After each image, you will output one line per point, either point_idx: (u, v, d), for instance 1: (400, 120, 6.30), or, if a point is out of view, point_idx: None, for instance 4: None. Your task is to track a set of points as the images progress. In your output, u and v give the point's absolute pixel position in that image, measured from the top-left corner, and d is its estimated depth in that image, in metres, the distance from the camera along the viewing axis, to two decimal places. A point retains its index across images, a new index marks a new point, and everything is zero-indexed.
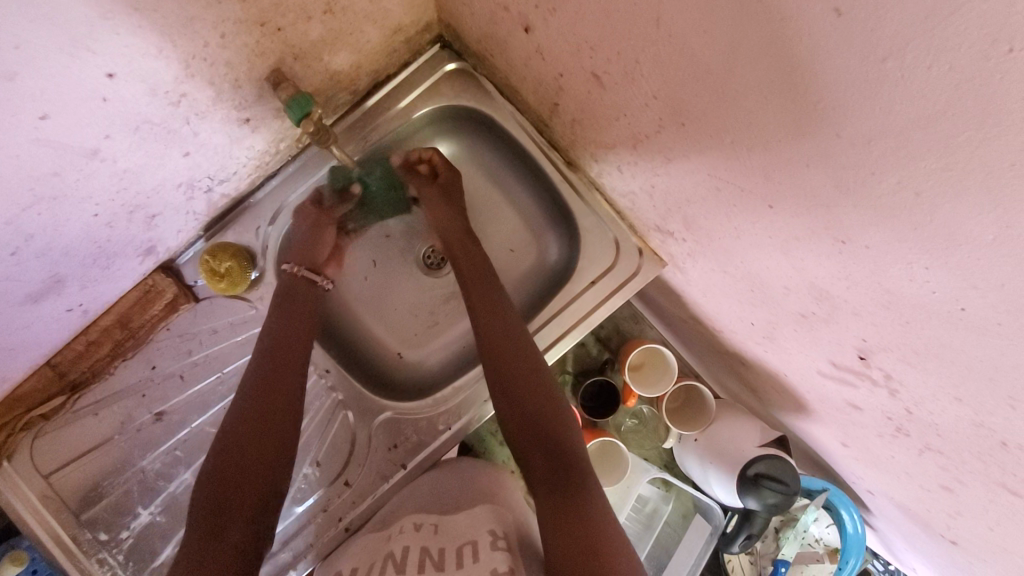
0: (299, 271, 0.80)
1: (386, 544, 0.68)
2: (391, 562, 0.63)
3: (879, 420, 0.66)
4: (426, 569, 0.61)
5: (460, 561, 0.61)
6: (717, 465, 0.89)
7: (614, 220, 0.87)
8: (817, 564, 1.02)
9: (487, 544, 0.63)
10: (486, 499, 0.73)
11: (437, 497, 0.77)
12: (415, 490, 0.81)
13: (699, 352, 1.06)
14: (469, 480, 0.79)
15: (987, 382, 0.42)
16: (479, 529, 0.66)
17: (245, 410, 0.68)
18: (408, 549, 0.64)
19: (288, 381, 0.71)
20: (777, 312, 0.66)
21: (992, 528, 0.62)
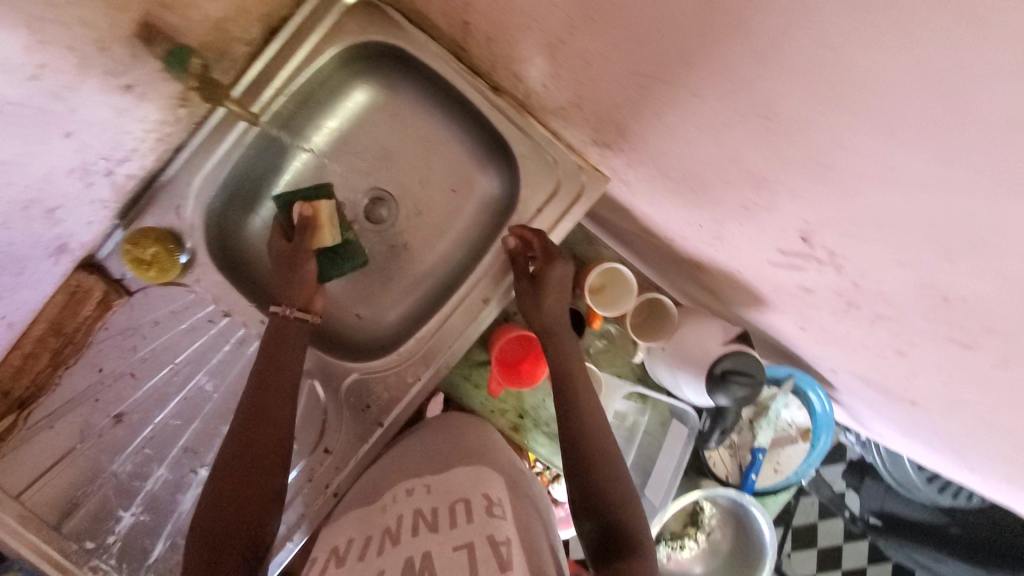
0: (288, 312, 0.77)
1: (382, 514, 0.68)
2: (388, 534, 0.63)
3: (831, 299, 0.67)
4: (421, 528, 0.61)
5: (454, 522, 0.60)
6: (684, 369, 0.91)
7: (551, 142, 0.84)
8: (790, 446, 1.08)
9: (481, 507, 0.63)
10: (479, 458, 0.74)
11: (427, 459, 0.77)
12: (407, 449, 0.82)
13: (658, 265, 1.06)
14: (461, 436, 0.82)
15: (926, 238, 0.43)
16: (472, 490, 0.67)
17: (239, 441, 0.68)
18: (401, 518, 0.64)
19: (278, 400, 0.72)
20: (721, 209, 0.65)
21: (948, 383, 0.66)
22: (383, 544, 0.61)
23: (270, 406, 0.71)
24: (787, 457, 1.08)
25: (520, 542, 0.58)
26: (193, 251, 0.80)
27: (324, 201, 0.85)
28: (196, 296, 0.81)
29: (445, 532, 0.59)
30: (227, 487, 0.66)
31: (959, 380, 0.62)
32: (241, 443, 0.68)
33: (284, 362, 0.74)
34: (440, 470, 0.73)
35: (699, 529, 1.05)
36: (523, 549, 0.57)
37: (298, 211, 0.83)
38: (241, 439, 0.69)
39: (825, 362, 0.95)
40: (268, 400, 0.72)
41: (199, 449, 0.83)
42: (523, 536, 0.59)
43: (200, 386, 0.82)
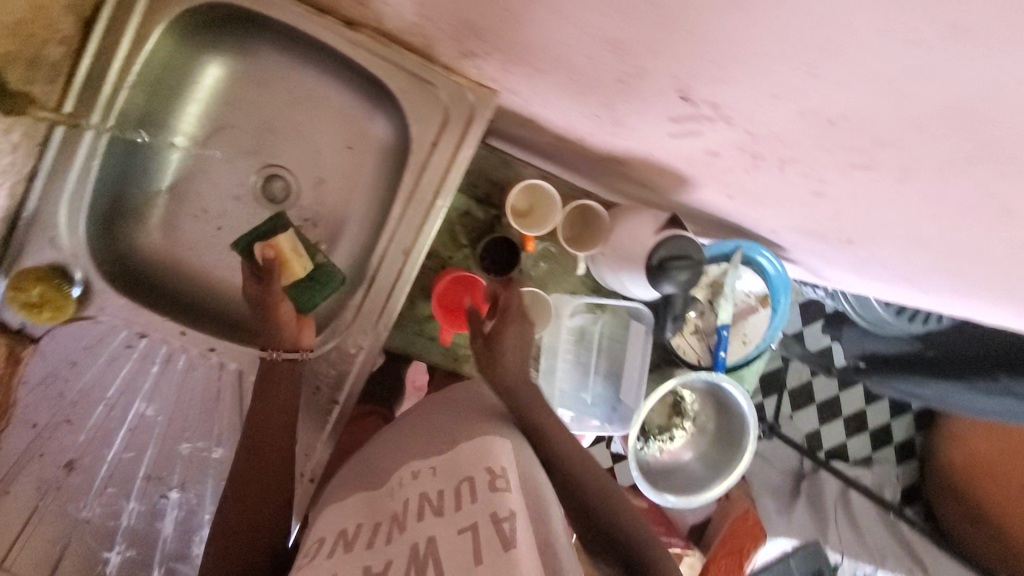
0: (279, 355, 0.77)
1: (392, 499, 0.67)
2: (395, 521, 0.63)
3: (738, 157, 0.65)
4: (426, 513, 0.61)
5: (459, 502, 0.61)
6: (626, 268, 0.90)
7: (426, 68, 0.79)
8: (753, 315, 1.08)
9: (484, 483, 0.62)
10: (481, 423, 0.73)
11: (434, 435, 0.76)
12: (415, 428, 0.81)
13: (583, 170, 1.03)
14: (460, 402, 0.80)
15: (789, 56, 0.40)
16: (474, 465, 0.65)
17: (235, 483, 0.69)
18: (408, 503, 0.64)
19: (267, 433, 0.72)
20: (603, 91, 0.61)
21: (869, 212, 0.65)
22: (391, 531, 0.61)
23: (262, 443, 0.71)
24: (752, 327, 1.09)
25: (525, 516, 0.57)
26: (87, 280, 0.76)
27: (282, 235, 0.82)
28: (108, 326, 0.77)
29: (449, 515, 0.59)
30: (231, 526, 0.66)
31: (875, 204, 0.61)
32: (240, 486, 0.68)
33: (274, 407, 0.74)
34: (446, 444, 0.72)
35: (683, 417, 1.08)
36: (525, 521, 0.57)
37: (261, 253, 0.79)
38: (237, 479, 0.69)
39: (764, 224, 0.95)
40: (262, 440, 0.72)
41: (162, 473, 0.81)
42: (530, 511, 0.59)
43: (142, 414, 0.79)
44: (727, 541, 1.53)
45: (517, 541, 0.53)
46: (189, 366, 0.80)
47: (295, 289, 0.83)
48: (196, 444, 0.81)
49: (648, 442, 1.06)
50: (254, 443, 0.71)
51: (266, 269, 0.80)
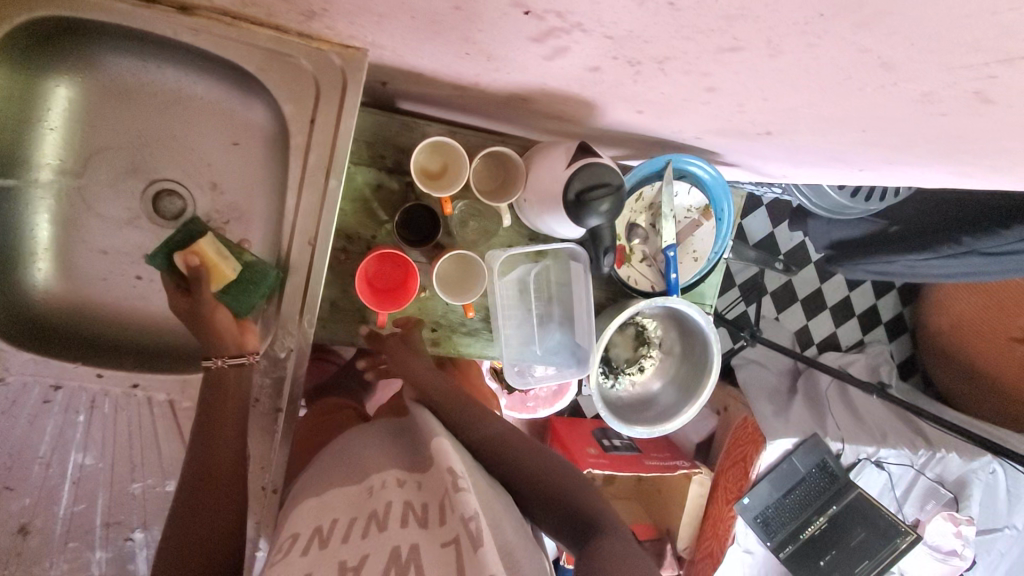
0: (222, 363, 0.74)
1: (369, 500, 0.68)
2: (374, 520, 0.64)
3: (616, 66, 0.59)
4: (410, 520, 0.63)
5: (441, 517, 0.63)
6: (549, 209, 0.85)
7: (279, 40, 0.72)
8: (699, 230, 1.04)
9: (454, 486, 0.65)
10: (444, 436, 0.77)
11: (398, 454, 0.79)
12: (381, 442, 0.83)
13: (492, 116, 0.98)
14: (413, 428, 0.85)
15: None
16: (442, 471, 0.68)
17: (193, 501, 0.67)
18: (390, 505, 0.66)
19: (227, 455, 0.71)
20: (450, 23, 0.56)
21: (768, 97, 0.60)
22: (368, 528, 0.63)
23: (218, 459, 0.71)
24: (701, 242, 1.05)
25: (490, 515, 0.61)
26: None
27: (201, 240, 0.75)
28: (19, 385, 0.73)
29: (433, 530, 0.62)
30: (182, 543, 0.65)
31: (766, 87, 0.56)
32: (193, 502, 0.68)
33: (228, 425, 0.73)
34: (415, 463, 0.76)
35: (649, 346, 1.06)
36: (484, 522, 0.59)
37: (181, 263, 0.75)
38: (194, 493, 0.68)
39: (687, 133, 0.90)
40: (218, 457, 0.71)
41: (120, 517, 0.79)
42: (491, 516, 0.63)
43: (82, 464, 0.76)
44: (731, 452, 1.60)
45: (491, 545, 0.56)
46: (116, 407, 0.77)
47: (229, 295, 0.77)
48: (146, 482, 0.79)
49: (617, 378, 1.05)
50: (213, 465, 0.70)
51: (192, 278, 0.75)
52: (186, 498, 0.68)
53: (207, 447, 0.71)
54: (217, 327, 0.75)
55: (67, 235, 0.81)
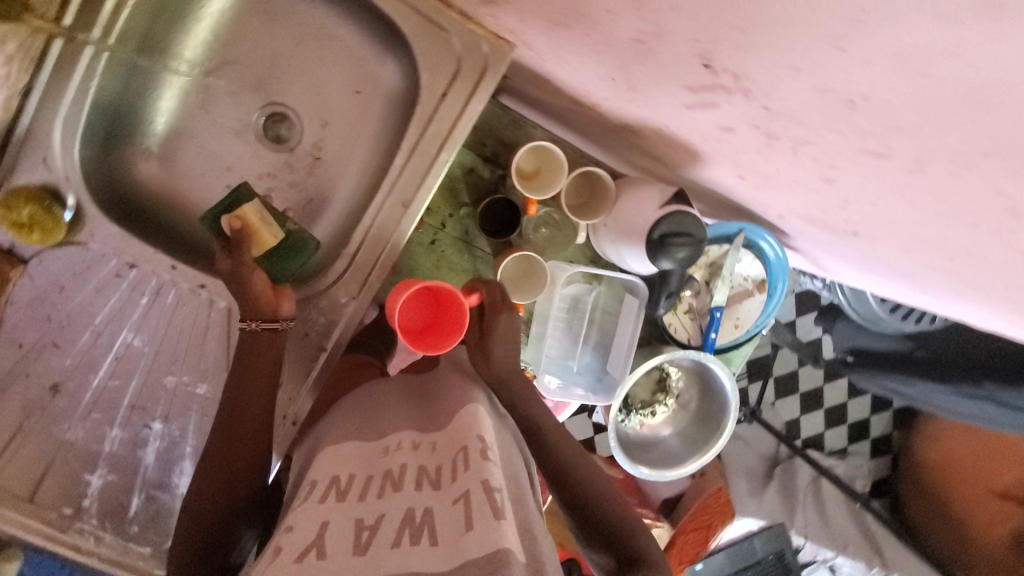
0: (257, 324, 0.72)
1: (383, 460, 0.70)
2: (389, 480, 0.65)
3: (750, 134, 0.63)
4: (424, 485, 0.63)
5: (454, 474, 0.63)
6: (627, 241, 0.89)
7: (440, 13, 0.75)
8: (748, 299, 1.08)
9: (478, 454, 0.64)
10: (471, 402, 0.75)
11: (422, 413, 0.79)
12: (411, 400, 0.83)
13: (593, 138, 1.02)
14: (439, 387, 0.83)
15: (820, 15, 0.38)
16: (467, 436, 0.68)
17: (218, 442, 0.69)
18: (405, 468, 0.67)
19: (259, 395, 0.72)
20: (620, 52, 0.59)
21: (876, 204, 0.64)
22: (383, 487, 0.64)
23: (251, 402, 0.72)
24: (745, 311, 1.09)
25: (512, 490, 0.60)
26: (79, 205, 0.74)
27: (246, 205, 0.76)
28: (97, 253, 0.76)
29: (445, 489, 0.61)
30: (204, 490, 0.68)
31: (884, 195, 0.60)
32: (220, 446, 0.69)
33: (266, 364, 0.74)
34: (434, 423, 0.75)
35: (668, 395, 1.09)
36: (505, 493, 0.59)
37: (227, 224, 0.75)
38: (222, 435, 0.70)
39: (771, 210, 0.94)
40: (252, 399, 0.72)
41: (146, 403, 0.82)
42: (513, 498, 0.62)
43: (129, 343, 0.79)
44: (696, 517, 1.52)
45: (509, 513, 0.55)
46: (177, 302, 0.80)
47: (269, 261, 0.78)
48: (181, 378, 0.81)
49: (629, 415, 1.07)
50: (245, 403, 0.71)
51: (234, 241, 0.75)
52: (217, 434, 0.70)
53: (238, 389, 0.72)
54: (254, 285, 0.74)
55: (179, 128, 0.85)
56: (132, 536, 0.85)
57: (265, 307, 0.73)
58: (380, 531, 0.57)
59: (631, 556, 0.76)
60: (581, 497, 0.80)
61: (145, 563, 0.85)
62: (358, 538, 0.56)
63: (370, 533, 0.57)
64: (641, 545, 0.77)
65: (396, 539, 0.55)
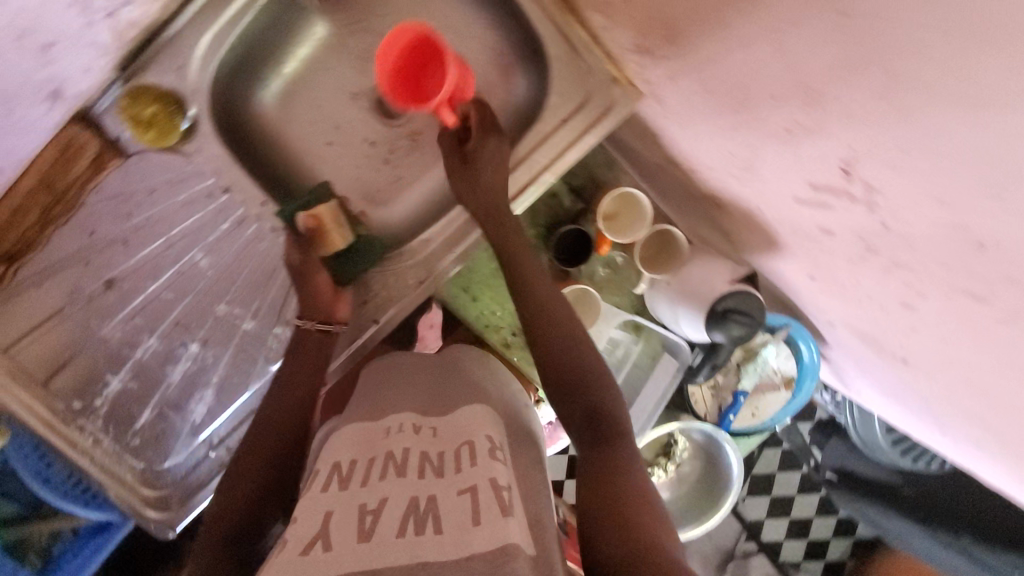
0: (313, 326, 0.77)
1: (384, 440, 0.69)
2: (391, 463, 0.64)
3: (850, 243, 0.65)
4: (426, 474, 0.62)
5: (460, 464, 0.63)
6: (686, 304, 0.91)
7: (587, 46, 0.79)
8: (773, 392, 1.10)
9: (484, 449, 0.65)
10: (480, 399, 0.78)
11: (431, 398, 0.79)
12: (423, 390, 0.82)
13: (673, 198, 1.05)
14: (460, 377, 0.85)
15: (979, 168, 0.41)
16: (474, 433, 0.68)
17: (264, 421, 0.70)
18: (407, 453, 0.65)
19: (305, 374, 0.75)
20: (758, 133, 0.62)
21: (946, 340, 0.66)
22: (386, 470, 0.62)
23: (297, 380, 0.75)
24: (766, 403, 1.11)
25: (518, 491, 0.60)
26: (196, 117, 0.76)
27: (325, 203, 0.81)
28: (195, 168, 0.78)
29: (449, 478, 0.61)
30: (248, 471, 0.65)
31: (963, 338, 0.62)
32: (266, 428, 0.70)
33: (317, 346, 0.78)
34: (439, 409, 0.76)
35: (674, 462, 1.08)
36: (517, 493, 0.59)
37: (303, 223, 0.78)
38: (271, 417, 0.71)
39: (823, 314, 0.97)
40: (297, 379, 0.75)
41: (190, 324, 0.82)
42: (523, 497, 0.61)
43: (195, 262, 0.80)
44: None
45: (515, 512, 0.54)
46: (255, 237, 0.81)
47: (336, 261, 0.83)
48: (233, 309, 0.82)
49: None
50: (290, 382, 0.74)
51: (307, 237, 0.79)
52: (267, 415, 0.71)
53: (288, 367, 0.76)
54: (319, 286, 0.78)
55: (305, 75, 0.88)
56: (131, 448, 0.85)
57: (325, 307, 0.79)
58: (384, 519, 0.54)
59: (599, 418, 0.63)
60: (556, 358, 0.67)
61: (133, 477, 0.84)
62: (361, 523, 0.53)
63: (374, 520, 0.54)
64: (611, 409, 0.64)
65: (400, 528, 0.53)
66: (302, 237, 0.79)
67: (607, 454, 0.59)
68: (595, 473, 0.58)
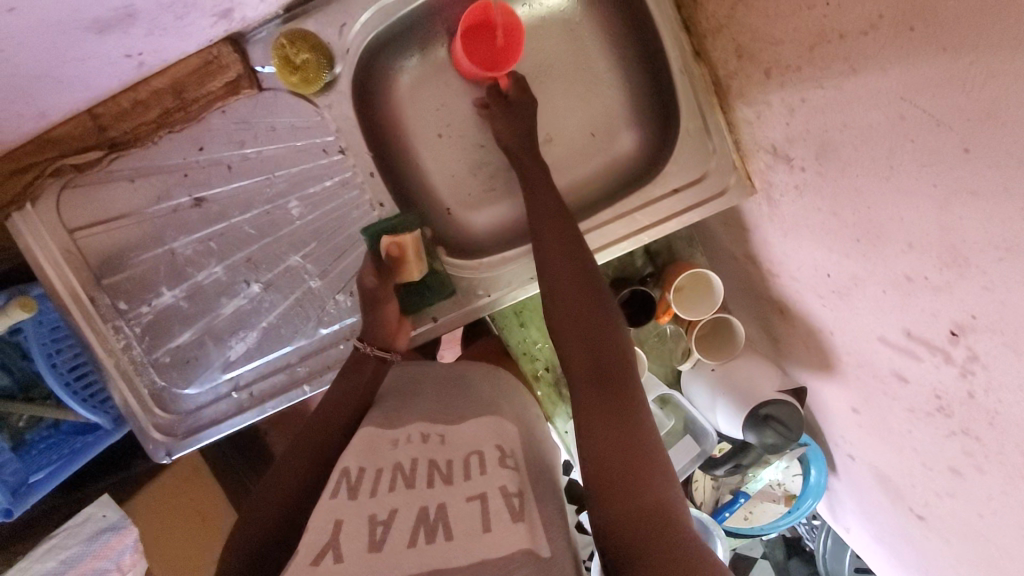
0: (372, 350, 0.75)
1: (392, 450, 0.60)
2: (399, 474, 0.57)
3: (922, 396, 0.66)
4: (435, 480, 0.55)
5: (468, 472, 0.56)
6: (727, 395, 0.93)
7: (720, 132, 0.82)
8: (770, 503, 1.11)
9: (494, 459, 0.58)
10: (491, 411, 0.68)
11: (438, 401, 0.70)
12: (437, 389, 0.73)
13: (737, 292, 1.07)
14: (470, 385, 0.74)
15: None
16: (484, 441, 0.61)
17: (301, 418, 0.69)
18: (416, 462, 0.58)
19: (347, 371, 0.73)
20: (873, 270, 0.64)
21: (983, 516, 0.65)
22: (394, 481, 0.55)
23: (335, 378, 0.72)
24: (761, 510, 1.11)
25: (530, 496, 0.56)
26: (338, 76, 0.81)
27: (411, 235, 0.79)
28: (322, 120, 0.81)
29: (457, 485, 0.55)
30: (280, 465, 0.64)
31: (1006, 525, 0.61)
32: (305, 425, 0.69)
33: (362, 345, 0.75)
34: (446, 416, 0.67)
35: None
36: (533, 502, 0.55)
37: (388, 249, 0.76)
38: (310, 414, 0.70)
39: (845, 444, 0.96)
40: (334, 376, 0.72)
41: (260, 264, 0.82)
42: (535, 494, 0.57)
43: (287, 208, 0.81)
44: None
45: (526, 518, 0.51)
46: (353, 203, 0.83)
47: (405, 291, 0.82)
48: (306, 264, 0.82)
49: None
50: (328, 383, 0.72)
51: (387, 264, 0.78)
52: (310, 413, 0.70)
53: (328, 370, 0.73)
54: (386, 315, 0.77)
55: (443, 65, 0.88)
56: (156, 364, 0.83)
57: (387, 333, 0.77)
58: (395, 529, 0.50)
59: (612, 374, 0.64)
60: (573, 318, 0.67)
61: (149, 394, 0.83)
62: (371, 534, 0.49)
63: (386, 530, 0.49)
64: (618, 368, 0.65)
65: (411, 538, 0.49)
66: (381, 261, 0.78)
67: (617, 414, 0.60)
68: (602, 433, 0.59)
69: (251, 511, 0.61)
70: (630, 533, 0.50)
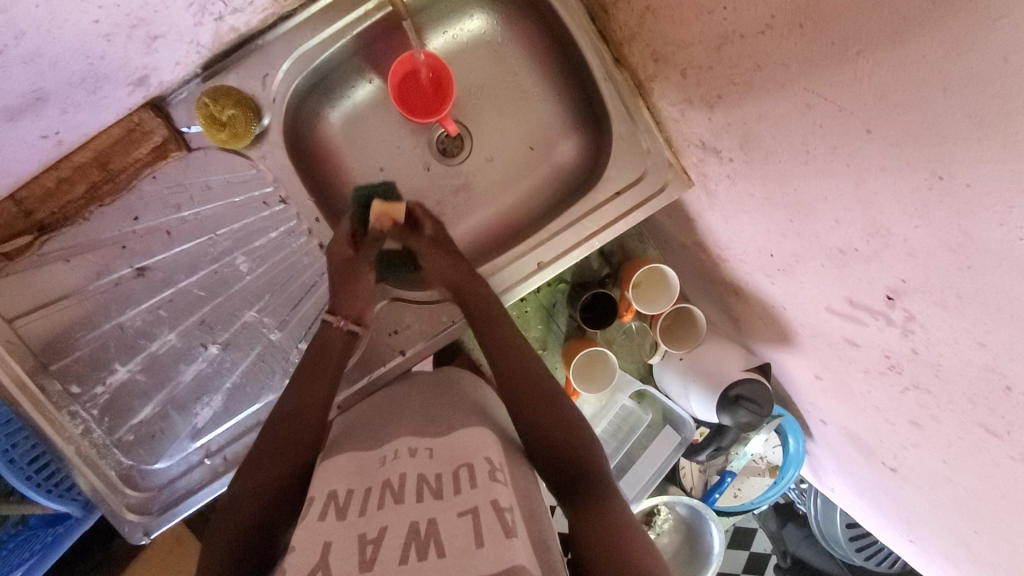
0: (345, 324, 0.75)
1: (381, 469, 0.60)
2: (388, 489, 0.56)
3: (873, 357, 0.69)
4: (426, 495, 0.55)
5: (458, 486, 0.55)
6: (698, 382, 0.96)
7: (651, 130, 0.85)
8: (756, 477, 1.14)
9: (485, 472, 0.57)
10: (479, 421, 0.69)
11: (424, 418, 0.70)
12: (424, 408, 0.73)
13: (693, 279, 1.10)
14: (455, 399, 0.75)
15: (1018, 329, 0.45)
16: (474, 454, 0.60)
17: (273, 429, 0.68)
18: (405, 477, 0.57)
19: (325, 385, 0.72)
20: (810, 246, 0.67)
21: (947, 462, 0.68)
22: (384, 499, 0.55)
23: (309, 399, 0.70)
24: (748, 485, 1.15)
25: (520, 512, 0.54)
26: (268, 126, 0.80)
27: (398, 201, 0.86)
28: (258, 172, 0.80)
29: (447, 500, 0.53)
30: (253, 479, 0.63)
31: (965, 465, 0.64)
32: (280, 430, 0.68)
33: (331, 355, 0.75)
34: (433, 430, 0.67)
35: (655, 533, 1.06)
36: (523, 520, 0.53)
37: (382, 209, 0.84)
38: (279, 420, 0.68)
39: (817, 411, 0.99)
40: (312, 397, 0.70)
41: (215, 325, 0.80)
42: (523, 513, 0.55)
43: (235, 263, 0.80)
44: None
45: (519, 534, 0.49)
46: (304, 250, 0.82)
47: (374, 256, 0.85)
48: (263, 318, 0.81)
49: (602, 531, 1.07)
50: (301, 394, 0.70)
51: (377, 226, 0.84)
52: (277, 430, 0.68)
53: (304, 376, 0.72)
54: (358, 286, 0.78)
55: (373, 103, 0.89)
56: (120, 444, 0.80)
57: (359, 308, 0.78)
58: (385, 546, 0.48)
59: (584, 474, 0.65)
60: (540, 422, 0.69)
61: (117, 475, 0.79)
62: (362, 553, 0.48)
63: (376, 549, 0.48)
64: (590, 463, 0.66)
65: (403, 555, 0.47)
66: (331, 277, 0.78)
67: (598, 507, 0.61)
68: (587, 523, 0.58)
69: (215, 533, 0.60)
70: (600, 552, 0.54)
